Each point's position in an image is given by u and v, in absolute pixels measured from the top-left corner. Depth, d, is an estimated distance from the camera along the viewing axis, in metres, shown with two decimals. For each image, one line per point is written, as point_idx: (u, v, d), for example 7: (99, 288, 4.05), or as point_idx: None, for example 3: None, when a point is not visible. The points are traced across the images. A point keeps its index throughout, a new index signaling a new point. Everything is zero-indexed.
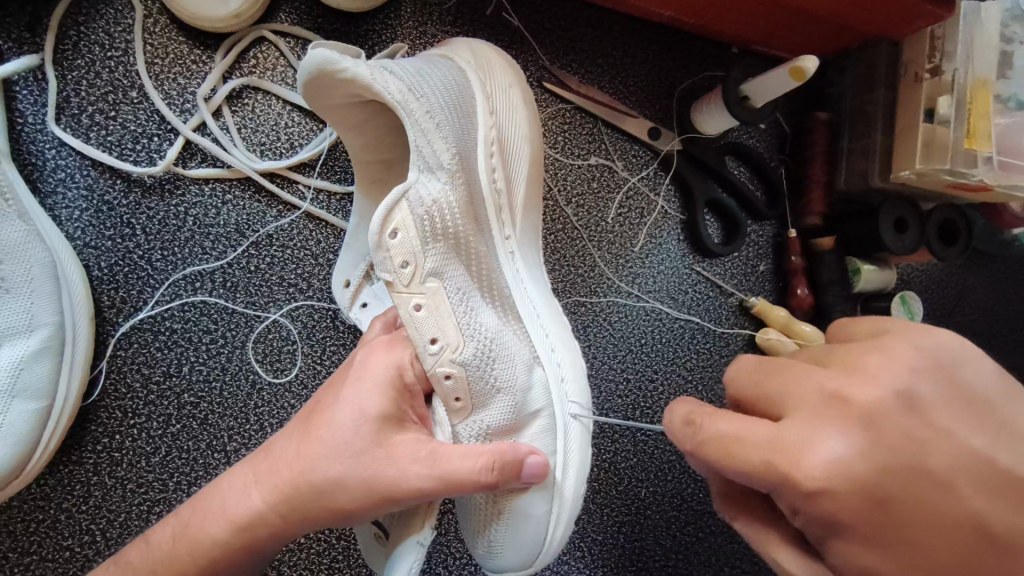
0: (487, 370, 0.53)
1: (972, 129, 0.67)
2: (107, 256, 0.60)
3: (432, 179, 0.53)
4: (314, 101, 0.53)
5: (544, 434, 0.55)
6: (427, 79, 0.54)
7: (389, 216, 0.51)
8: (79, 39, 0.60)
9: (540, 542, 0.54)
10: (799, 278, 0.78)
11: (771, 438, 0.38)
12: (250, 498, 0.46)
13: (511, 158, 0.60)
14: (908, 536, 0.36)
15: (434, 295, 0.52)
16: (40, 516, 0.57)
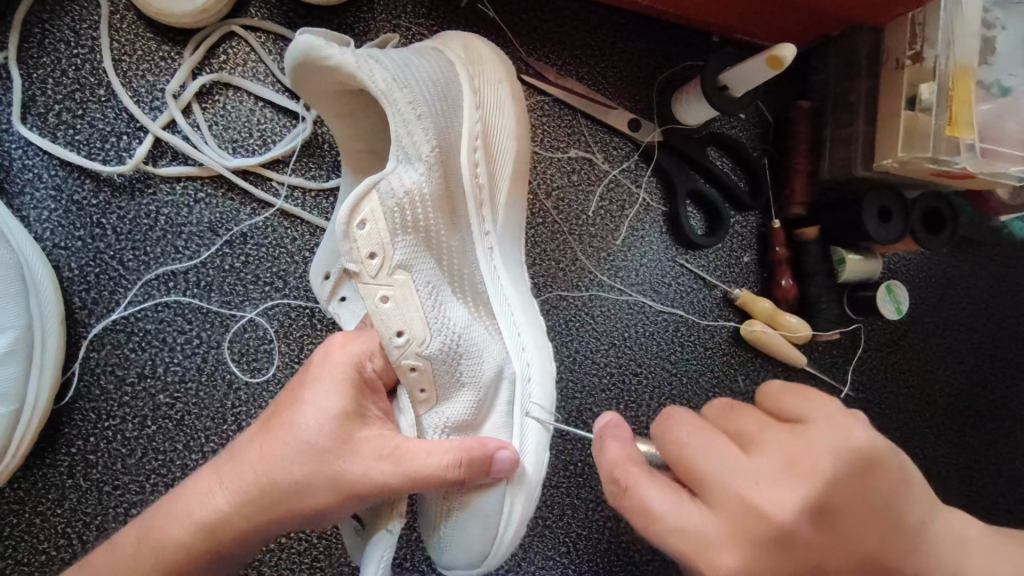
0: (451, 363, 0.52)
1: (954, 117, 0.66)
2: (78, 257, 0.59)
3: (409, 170, 0.53)
4: (303, 86, 0.53)
5: (502, 430, 0.55)
6: (414, 70, 0.54)
7: (355, 209, 0.50)
8: (43, 37, 0.59)
9: (488, 545, 0.53)
10: (783, 268, 0.78)
11: (686, 528, 0.38)
12: (214, 499, 0.46)
13: (497, 157, 0.59)
14: None
15: (402, 287, 0.52)
16: (15, 519, 0.56)
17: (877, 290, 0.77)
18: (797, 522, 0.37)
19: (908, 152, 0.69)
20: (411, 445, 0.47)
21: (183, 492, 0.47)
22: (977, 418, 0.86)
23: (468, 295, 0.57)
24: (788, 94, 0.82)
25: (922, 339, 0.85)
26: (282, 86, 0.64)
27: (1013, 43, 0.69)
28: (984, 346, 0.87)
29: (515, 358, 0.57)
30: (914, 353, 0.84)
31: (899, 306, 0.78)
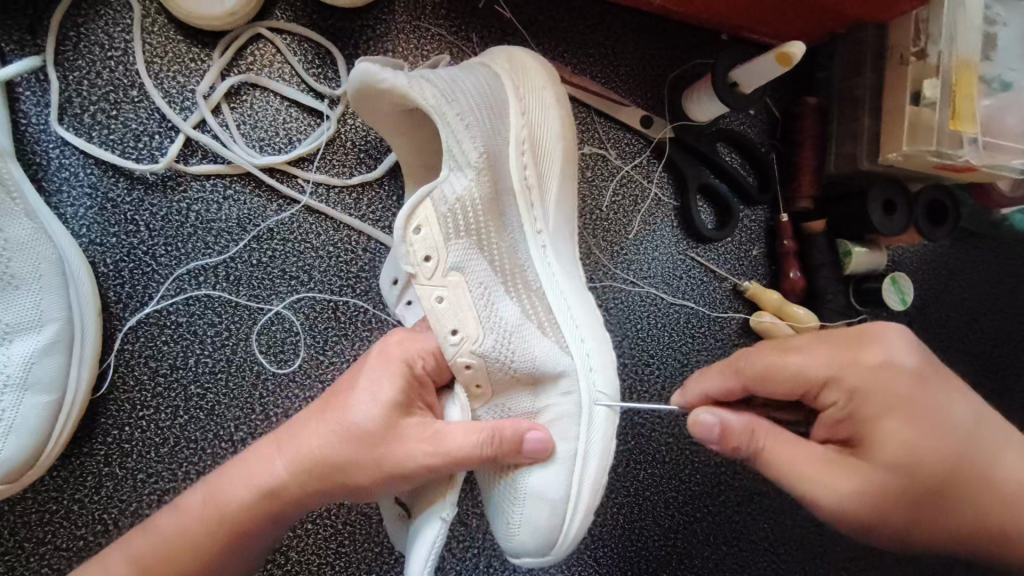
0: (503, 356, 0.55)
1: (957, 110, 0.68)
2: (112, 253, 0.61)
3: (459, 177, 0.55)
4: (361, 106, 0.57)
5: (564, 420, 0.56)
6: (459, 85, 0.56)
7: (413, 213, 0.54)
8: (78, 40, 0.61)
9: (556, 527, 0.55)
10: (791, 261, 0.80)
11: (826, 348, 0.52)
12: (273, 466, 0.49)
13: (543, 156, 0.61)
14: (932, 413, 0.51)
15: (456, 288, 0.55)
16: (54, 507, 0.58)
17: (883, 282, 0.80)
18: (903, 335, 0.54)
19: (912, 145, 0.71)
20: (448, 429, 0.50)
21: (238, 463, 0.50)
22: None
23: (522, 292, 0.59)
24: (794, 91, 0.84)
25: (926, 329, 0.87)
26: (308, 86, 0.66)
27: (1013, 39, 0.72)
28: (986, 336, 0.89)
29: (574, 355, 0.57)
30: (918, 343, 0.87)
31: (904, 298, 0.80)
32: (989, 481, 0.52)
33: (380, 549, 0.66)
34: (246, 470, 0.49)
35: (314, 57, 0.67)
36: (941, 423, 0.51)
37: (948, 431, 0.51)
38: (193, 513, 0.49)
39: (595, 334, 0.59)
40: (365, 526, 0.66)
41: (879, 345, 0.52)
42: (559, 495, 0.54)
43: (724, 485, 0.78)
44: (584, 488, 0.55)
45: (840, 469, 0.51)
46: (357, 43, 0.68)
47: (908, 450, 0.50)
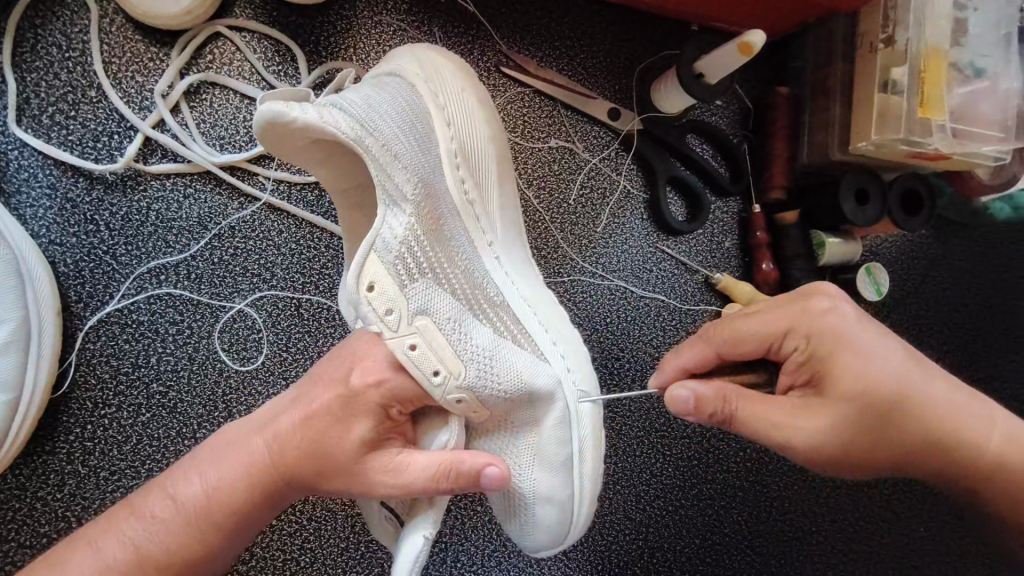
0: (491, 385, 0.52)
1: (926, 98, 0.68)
2: (73, 253, 0.61)
3: (398, 213, 0.53)
4: (280, 147, 0.54)
5: (558, 425, 0.56)
6: (379, 108, 0.54)
7: (360, 271, 0.51)
8: (36, 42, 0.61)
9: (565, 522, 0.57)
10: (763, 252, 0.79)
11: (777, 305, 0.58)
12: (258, 449, 0.51)
13: (478, 167, 0.59)
14: (881, 351, 0.56)
15: (427, 331, 0.52)
16: (17, 504, 0.59)
17: (859, 273, 0.80)
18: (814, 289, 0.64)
19: (881, 134, 0.70)
20: (413, 461, 0.49)
21: (228, 446, 0.52)
22: None
23: (489, 312, 0.56)
24: (767, 80, 0.83)
25: (905, 320, 0.86)
26: (268, 84, 0.66)
27: (985, 24, 0.71)
28: (968, 326, 0.88)
29: (551, 359, 0.57)
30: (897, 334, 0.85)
31: (880, 288, 0.80)
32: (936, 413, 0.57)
33: (345, 544, 0.66)
34: (237, 459, 0.51)
35: (274, 54, 0.67)
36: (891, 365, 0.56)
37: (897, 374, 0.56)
38: (186, 503, 0.50)
39: (564, 336, 0.59)
40: (331, 522, 0.66)
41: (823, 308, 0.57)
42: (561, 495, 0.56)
43: (697, 479, 0.77)
44: (584, 486, 0.57)
45: (802, 412, 0.55)
46: (317, 39, 0.68)
47: (857, 396, 0.55)
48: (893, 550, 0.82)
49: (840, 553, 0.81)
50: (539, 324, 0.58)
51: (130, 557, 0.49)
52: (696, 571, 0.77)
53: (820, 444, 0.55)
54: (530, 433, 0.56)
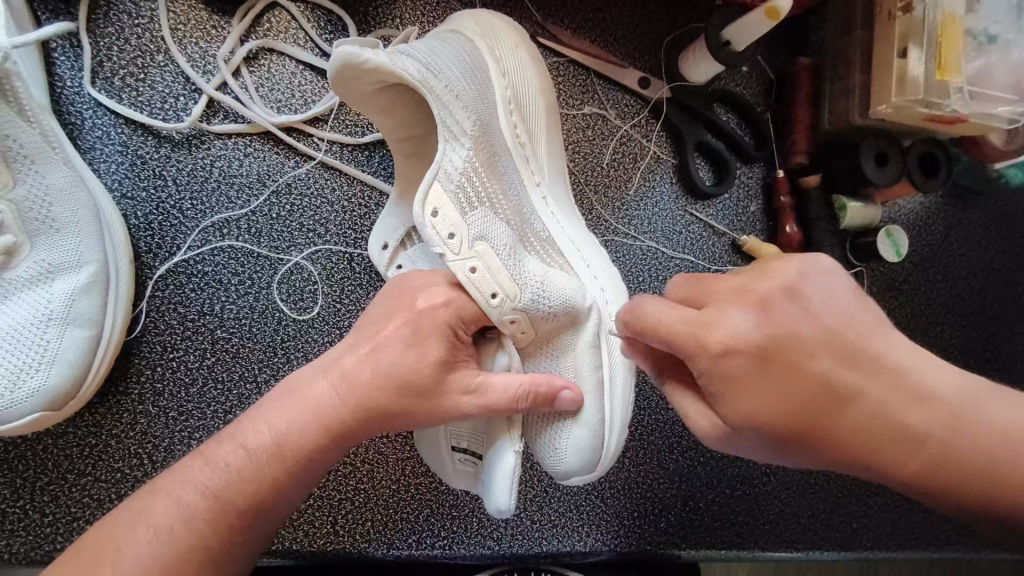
0: (544, 307, 0.56)
1: (943, 60, 0.71)
2: (143, 206, 0.66)
3: (456, 148, 0.56)
4: (345, 91, 0.55)
5: (591, 350, 0.59)
6: (442, 57, 0.58)
7: (426, 197, 0.53)
8: (108, 9, 0.65)
9: (601, 447, 0.58)
10: (788, 215, 0.82)
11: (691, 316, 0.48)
12: (323, 388, 0.52)
13: (529, 114, 0.64)
14: (777, 381, 0.47)
15: (485, 256, 0.54)
16: (94, 441, 0.62)
17: (879, 236, 0.82)
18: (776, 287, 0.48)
19: (901, 97, 0.74)
20: (493, 382, 0.53)
21: (292, 393, 0.52)
22: (969, 357, 0.90)
23: (537, 244, 0.61)
24: (788, 52, 0.87)
25: (922, 282, 0.89)
26: (321, 50, 0.70)
27: None
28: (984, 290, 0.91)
29: (590, 287, 0.61)
30: (914, 295, 0.89)
31: (898, 249, 0.82)
32: (872, 410, 0.48)
33: (396, 486, 0.70)
34: (308, 407, 0.51)
35: (326, 23, 0.71)
36: (801, 374, 0.47)
37: (808, 380, 0.48)
38: (261, 447, 0.50)
39: (603, 270, 0.63)
40: (384, 464, 0.70)
41: (725, 316, 0.48)
42: (597, 419, 0.57)
43: None
44: (617, 412, 0.59)
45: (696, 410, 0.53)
46: (367, 9, 0.72)
47: (760, 407, 0.48)
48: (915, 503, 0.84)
49: (862, 504, 0.84)
50: (580, 256, 0.63)
51: (208, 504, 0.48)
52: (727, 519, 0.80)
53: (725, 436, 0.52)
54: (568, 356, 0.60)
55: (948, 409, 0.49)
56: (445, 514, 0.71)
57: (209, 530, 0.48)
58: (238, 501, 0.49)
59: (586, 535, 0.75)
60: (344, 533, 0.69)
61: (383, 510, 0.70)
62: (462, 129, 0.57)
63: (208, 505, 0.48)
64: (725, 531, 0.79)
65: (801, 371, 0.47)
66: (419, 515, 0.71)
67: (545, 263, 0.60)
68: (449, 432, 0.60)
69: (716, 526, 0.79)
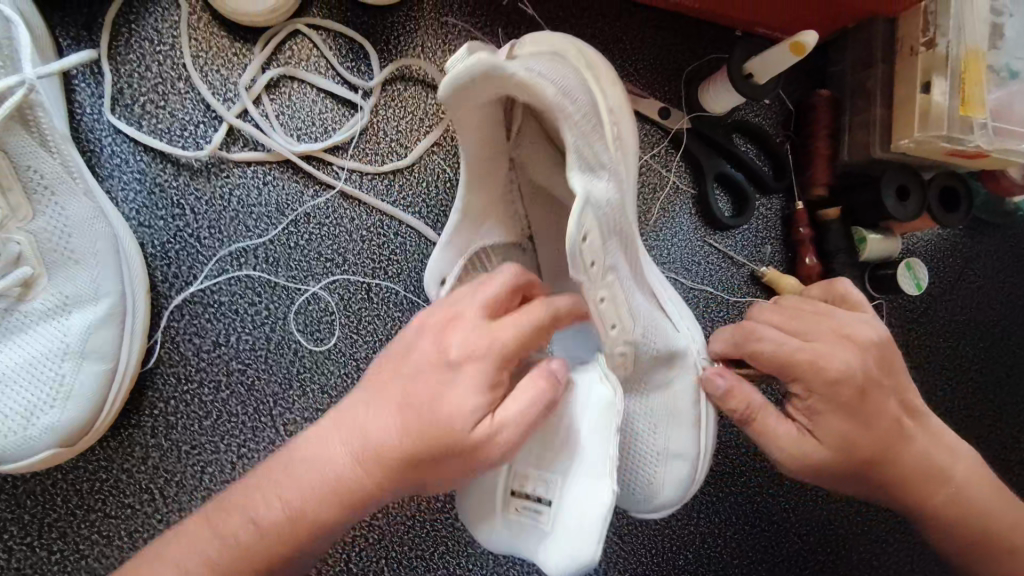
0: (650, 343, 0.57)
1: (967, 96, 0.71)
2: (160, 235, 0.65)
3: (595, 177, 0.53)
4: (459, 99, 0.49)
5: (685, 389, 0.60)
6: (565, 69, 0.53)
7: (580, 226, 0.50)
8: (130, 36, 0.65)
9: (691, 476, 0.61)
10: (807, 247, 0.81)
11: (803, 350, 0.55)
12: (337, 452, 0.45)
13: (626, 135, 0.61)
14: (869, 411, 0.55)
15: (613, 288, 0.54)
16: (104, 475, 0.61)
17: (899, 268, 0.81)
18: (870, 333, 0.57)
19: (922, 132, 0.74)
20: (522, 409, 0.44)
21: (307, 456, 0.46)
22: (989, 391, 0.89)
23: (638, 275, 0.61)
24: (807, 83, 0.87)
25: (941, 316, 0.88)
26: (342, 78, 0.70)
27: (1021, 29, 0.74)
28: (1003, 323, 0.90)
29: (680, 329, 0.62)
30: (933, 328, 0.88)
31: (918, 282, 0.82)
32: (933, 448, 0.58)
33: (412, 523, 0.69)
34: (326, 479, 0.45)
35: (348, 51, 0.70)
36: (891, 411, 0.56)
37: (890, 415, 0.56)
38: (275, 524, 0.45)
39: (683, 310, 0.65)
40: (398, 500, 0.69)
41: (834, 353, 0.55)
42: (692, 452, 0.60)
43: (745, 467, 0.79)
44: (706, 442, 0.61)
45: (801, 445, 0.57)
46: (388, 38, 0.72)
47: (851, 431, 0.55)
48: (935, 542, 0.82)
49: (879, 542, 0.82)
50: (667, 295, 0.65)
51: None
52: (746, 557, 0.78)
53: (825, 464, 0.57)
54: (662, 395, 0.60)
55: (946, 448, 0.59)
56: (460, 551, 0.69)
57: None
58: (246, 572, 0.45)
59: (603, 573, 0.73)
60: (358, 571, 0.67)
61: (398, 547, 0.68)
62: (599, 162, 0.54)
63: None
64: (744, 568, 0.78)
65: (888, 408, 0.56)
66: (434, 552, 0.69)
67: (643, 296, 0.61)
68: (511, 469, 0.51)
69: (734, 564, 0.77)
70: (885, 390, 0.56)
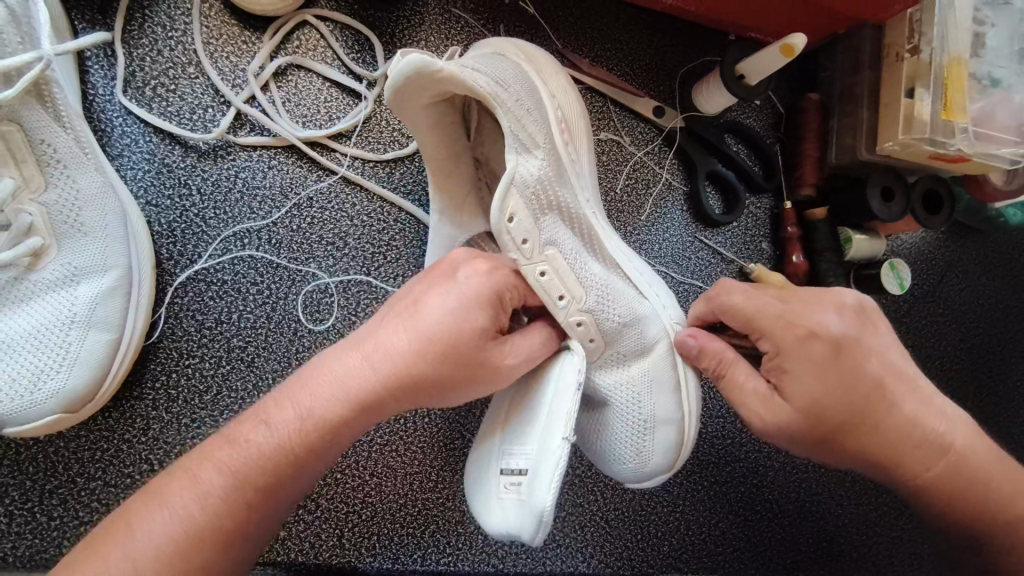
0: (607, 312, 0.61)
1: (949, 102, 0.72)
2: (167, 214, 0.67)
3: (529, 159, 0.59)
4: (400, 102, 0.55)
5: (662, 356, 0.64)
6: (500, 73, 0.60)
7: (504, 203, 0.56)
8: (143, 21, 0.68)
9: (681, 442, 0.64)
10: (794, 245, 0.83)
11: (783, 311, 0.59)
12: (361, 369, 0.50)
13: (575, 133, 0.67)
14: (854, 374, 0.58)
15: (553, 261, 0.59)
16: (105, 445, 0.62)
17: (883, 269, 0.83)
18: (847, 301, 0.60)
19: (908, 134, 0.76)
20: (520, 344, 0.54)
21: (323, 372, 0.51)
22: (974, 391, 0.90)
23: (597, 248, 0.65)
24: (797, 88, 0.90)
25: (923, 316, 0.90)
26: (348, 69, 0.72)
27: (1002, 39, 0.76)
28: (987, 325, 0.92)
29: (650, 300, 0.66)
30: (919, 328, 0.90)
31: (903, 282, 0.84)
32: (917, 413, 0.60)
33: (403, 501, 0.70)
34: (338, 386, 0.50)
35: (354, 43, 0.72)
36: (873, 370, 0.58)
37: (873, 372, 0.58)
38: (283, 426, 0.49)
39: (651, 278, 0.69)
40: (391, 479, 0.70)
41: (818, 314, 0.59)
42: (679, 417, 0.64)
43: (730, 457, 0.81)
44: (692, 405, 0.65)
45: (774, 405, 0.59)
46: (393, 32, 0.74)
47: (831, 389, 0.57)
48: (915, 538, 0.83)
49: (863, 535, 0.82)
50: (635, 266, 0.67)
51: (225, 480, 0.47)
52: (730, 545, 0.79)
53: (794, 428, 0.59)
54: (640, 361, 0.64)
55: (929, 424, 0.61)
56: (450, 530, 0.71)
57: (229, 509, 0.47)
58: (257, 483, 0.48)
59: (590, 556, 0.75)
60: (349, 547, 0.68)
61: (389, 524, 0.70)
62: (534, 142, 0.60)
63: (228, 485, 0.47)
64: (727, 556, 0.79)
65: (872, 368, 0.58)
66: (424, 530, 0.70)
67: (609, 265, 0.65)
68: (505, 453, 0.57)
69: (717, 552, 0.79)
70: (871, 355, 0.59)
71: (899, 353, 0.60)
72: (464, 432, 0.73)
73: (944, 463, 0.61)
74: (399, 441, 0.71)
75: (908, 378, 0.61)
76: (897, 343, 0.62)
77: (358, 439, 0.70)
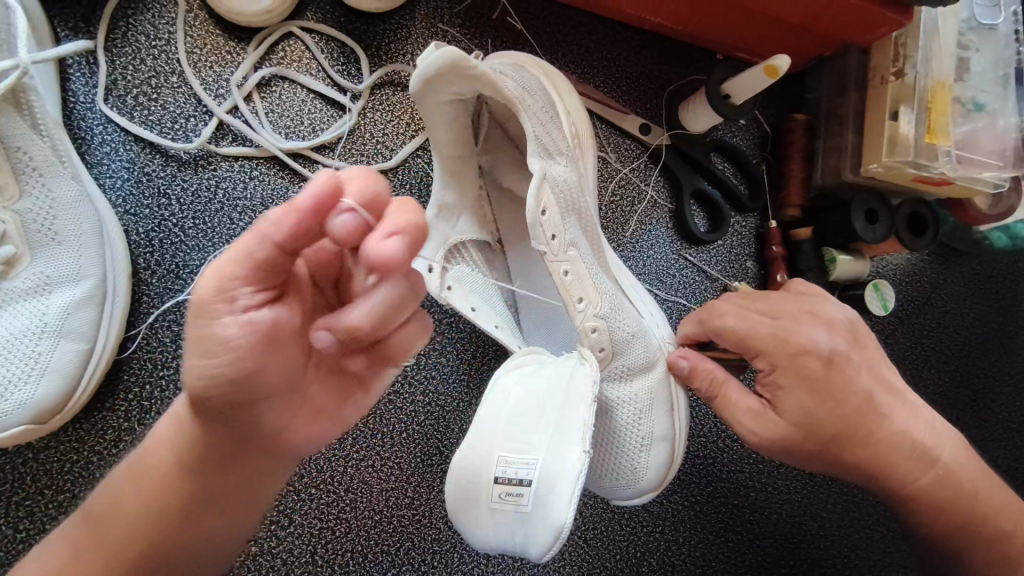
0: (619, 321, 0.62)
1: (933, 125, 0.74)
2: (145, 223, 0.67)
3: (554, 164, 0.60)
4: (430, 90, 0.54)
5: (661, 375, 0.64)
6: (524, 85, 0.62)
7: (541, 196, 0.56)
8: (127, 30, 0.67)
9: (670, 459, 0.64)
10: (778, 264, 0.83)
11: (770, 329, 0.59)
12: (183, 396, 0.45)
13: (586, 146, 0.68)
14: (836, 395, 0.57)
15: (575, 263, 0.60)
16: (75, 457, 0.62)
17: (866, 288, 0.83)
18: (836, 319, 0.60)
19: (891, 156, 0.75)
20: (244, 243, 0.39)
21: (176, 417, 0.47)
22: (959, 412, 0.89)
23: None
24: (784, 108, 0.90)
25: (908, 337, 0.90)
26: (332, 81, 0.72)
27: (986, 63, 0.77)
28: (974, 347, 0.92)
29: (645, 316, 0.67)
30: (904, 349, 0.90)
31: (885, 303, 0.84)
32: (898, 436, 0.60)
33: (378, 518, 0.69)
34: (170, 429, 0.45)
35: (340, 54, 0.72)
36: (856, 393, 0.58)
37: (855, 394, 0.58)
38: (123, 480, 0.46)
39: (642, 295, 0.70)
40: (366, 494, 0.69)
41: (808, 331, 0.59)
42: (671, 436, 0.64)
43: (710, 477, 0.80)
44: (680, 426, 0.66)
45: (758, 421, 0.59)
46: (379, 45, 0.74)
47: (816, 408, 0.57)
48: (897, 562, 0.81)
49: (844, 557, 0.81)
50: (629, 282, 0.69)
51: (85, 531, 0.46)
52: (709, 566, 0.78)
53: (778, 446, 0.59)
54: (642, 378, 0.63)
55: (909, 447, 0.60)
56: (425, 548, 0.70)
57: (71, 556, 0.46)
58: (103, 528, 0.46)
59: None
60: (322, 564, 0.68)
61: (363, 541, 0.69)
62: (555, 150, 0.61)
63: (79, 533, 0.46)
64: None
65: (856, 389, 0.58)
66: (399, 547, 0.70)
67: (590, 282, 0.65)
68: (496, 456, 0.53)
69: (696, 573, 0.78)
70: (851, 378, 0.58)
71: (879, 374, 0.60)
72: (441, 449, 0.72)
73: (930, 474, 0.61)
74: (375, 457, 0.70)
75: (889, 400, 0.60)
76: (878, 365, 0.61)
77: (334, 454, 0.69)
